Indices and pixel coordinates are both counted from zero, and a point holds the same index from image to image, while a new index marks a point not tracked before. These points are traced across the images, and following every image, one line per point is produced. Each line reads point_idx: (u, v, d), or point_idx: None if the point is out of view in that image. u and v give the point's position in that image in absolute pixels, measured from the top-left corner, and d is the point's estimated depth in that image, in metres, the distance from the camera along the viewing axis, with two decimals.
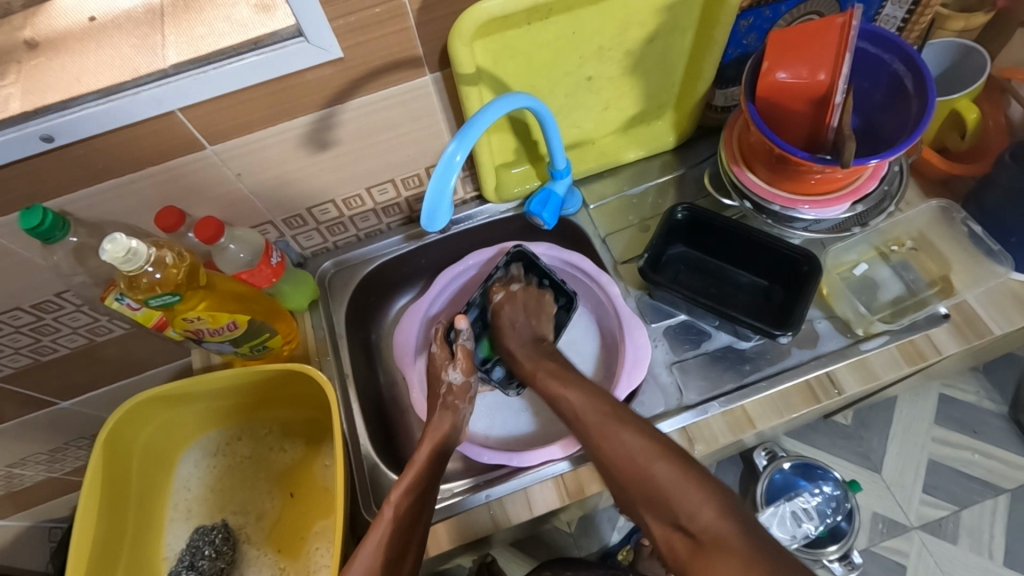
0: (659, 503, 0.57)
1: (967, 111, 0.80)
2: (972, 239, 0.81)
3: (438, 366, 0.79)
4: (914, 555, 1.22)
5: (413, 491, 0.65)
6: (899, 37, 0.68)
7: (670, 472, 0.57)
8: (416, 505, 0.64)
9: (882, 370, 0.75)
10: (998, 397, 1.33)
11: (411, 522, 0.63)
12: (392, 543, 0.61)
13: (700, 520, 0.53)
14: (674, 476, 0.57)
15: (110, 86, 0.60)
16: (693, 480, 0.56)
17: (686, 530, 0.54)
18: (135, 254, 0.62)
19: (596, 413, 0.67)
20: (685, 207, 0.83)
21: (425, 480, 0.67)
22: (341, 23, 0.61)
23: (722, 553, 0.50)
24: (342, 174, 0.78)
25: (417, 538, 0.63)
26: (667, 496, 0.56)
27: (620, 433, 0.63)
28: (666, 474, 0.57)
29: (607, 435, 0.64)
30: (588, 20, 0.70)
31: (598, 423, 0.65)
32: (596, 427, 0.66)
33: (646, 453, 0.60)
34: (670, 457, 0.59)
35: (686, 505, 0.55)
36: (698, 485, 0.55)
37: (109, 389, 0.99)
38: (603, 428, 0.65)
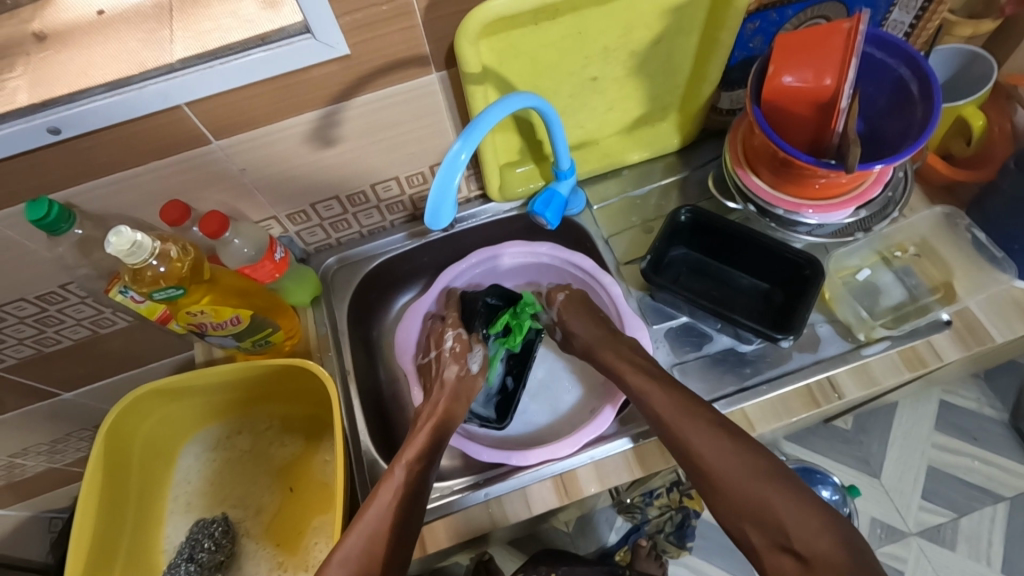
0: (768, 522, 0.60)
1: (973, 117, 0.80)
2: (975, 245, 0.80)
3: (466, 345, 0.80)
4: (912, 561, 1.22)
5: (423, 454, 0.69)
6: (905, 42, 0.68)
7: (785, 499, 0.61)
8: (421, 479, 0.68)
9: (882, 376, 0.75)
10: (999, 404, 1.33)
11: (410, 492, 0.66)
12: (387, 529, 0.63)
13: (812, 545, 0.58)
14: (783, 499, 0.61)
15: (117, 80, 0.60)
16: (809, 509, 0.60)
17: (794, 551, 0.58)
18: (140, 248, 0.62)
19: (696, 429, 0.65)
20: (688, 209, 0.83)
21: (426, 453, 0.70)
22: (347, 21, 0.61)
23: None
24: (347, 170, 0.78)
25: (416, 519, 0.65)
26: (781, 521, 0.60)
27: (725, 457, 0.63)
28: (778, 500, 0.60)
29: (701, 450, 0.65)
30: (593, 21, 0.70)
31: (693, 429, 0.66)
32: (694, 441, 0.65)
33: (759, 482, 0.62)
34: (781, 485, 0.61)
35: (801, 531, 0.58)
36: (803, 504, 0.60)
37: (112, 381, 1.00)
38: (700, 439, 0.65)
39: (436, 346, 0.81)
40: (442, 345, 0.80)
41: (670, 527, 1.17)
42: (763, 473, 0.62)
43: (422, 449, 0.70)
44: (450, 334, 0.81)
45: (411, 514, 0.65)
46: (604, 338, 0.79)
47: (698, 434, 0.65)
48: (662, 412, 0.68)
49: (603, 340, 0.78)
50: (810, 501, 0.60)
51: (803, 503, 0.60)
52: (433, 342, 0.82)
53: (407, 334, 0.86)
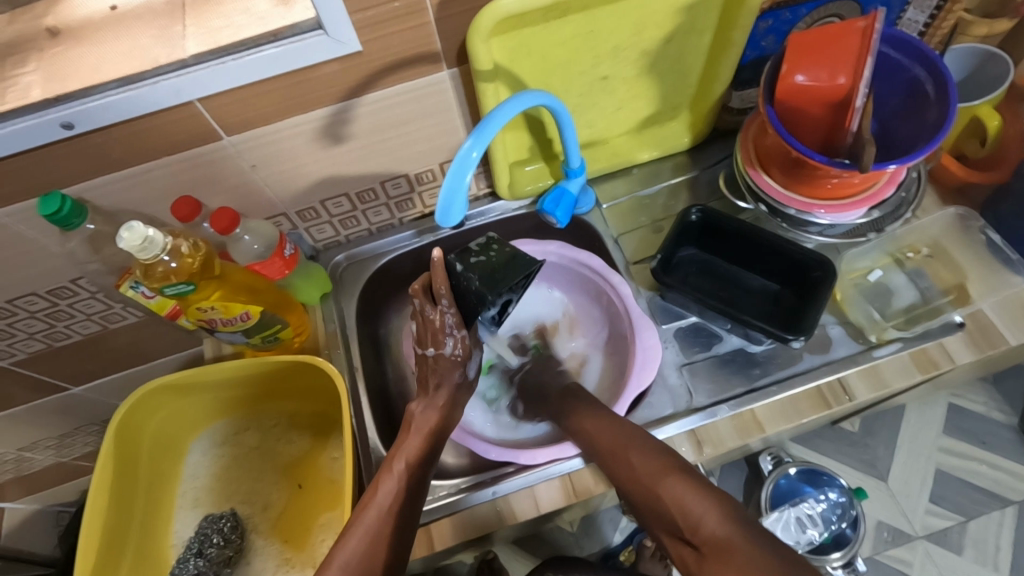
0: (664, 513, 0.57)
1: (988, 117, 0.78)
2: (989, 247, 0.80)
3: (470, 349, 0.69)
4: (918, 565, 1.21)
5: (425, 453, 0.67)
6: (920, 42, 0.68)
7: (676, 484, 0.58)
8: (420, 480, 0.66)
9: (893, 378, 0.74)
10: (1008, 408, 1.32)
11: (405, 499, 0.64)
12: (389, 530, 0.62)
13: (703, 530, 0.54)
14: (674, 487, 0.58)
15: (129, 76, 0.60)
16: (691, 487, 0.57)
17: (690, 540, 0.54)
18: (152, 243, 0.62)
19: (620, 440, 0.65)
20: (700, 209, 0.82)
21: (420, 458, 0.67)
22: (359, 17, 0.61)
23: (723, 559, 0.51)
24: (356, 168, 0.78)
25: (414, 519, 0.65)
26: (671, 509, 0.56)
27: (640, 458, 0.62)
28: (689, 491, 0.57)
29: (628, 459, 0.63)
30: (605, 19, 0.70)
31: (625, 437, 0.65)
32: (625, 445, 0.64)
33: (652, 469, 0.60)
34: (673, 470, 0.59)
35: (689, 516, 0.55)
36: (691, 489, 0.57)
37: (120, 376, 1.00)
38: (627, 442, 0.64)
39: (434, 344, 0.67)
40: (443, 346, 0.67)
41: None
42: (654, 462, 0.61)
43: (418, 453, 0.67)
44: (458, 336, 0.67)
45: (409, 518, 0.64)
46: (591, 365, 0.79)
47: (621, 442, 0.65)
48: (593, 437, 0.68)
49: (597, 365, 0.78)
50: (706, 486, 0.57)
51: (690, 489, 0.57)
52: (427, 338, 0.67)
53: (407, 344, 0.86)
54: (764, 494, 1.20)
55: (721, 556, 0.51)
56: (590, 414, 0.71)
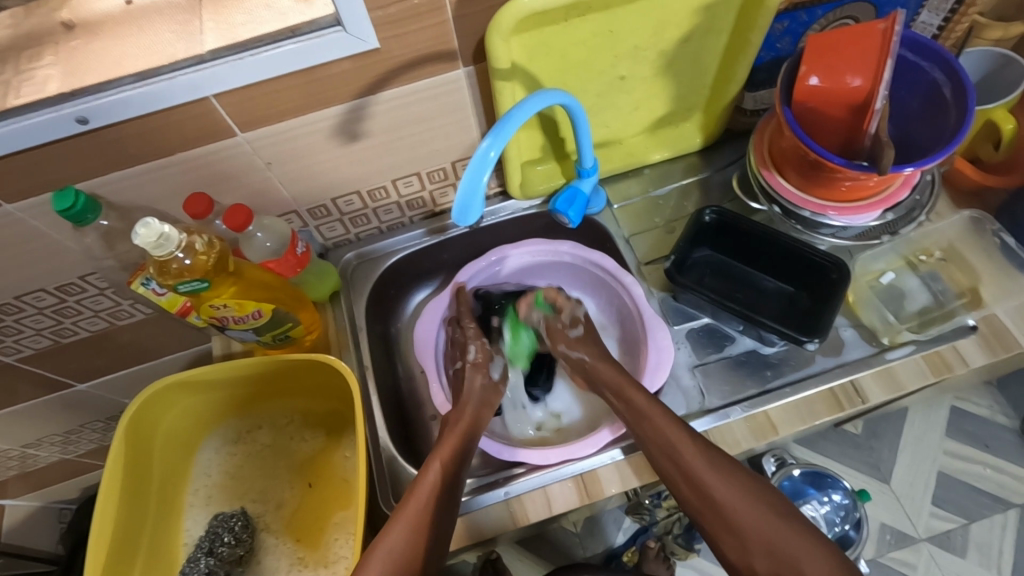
0: (779, 556, 0.60)
1: (1003, 121, 0.78)
2: (1005, 250, 0.79)
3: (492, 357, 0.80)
4: (922, 567, 1.21)
5: (456, 454, 0.68)
6: (940, 45, 0.67)
7: (794, 535, 0.61)
8: (456, 475, 0.67)
9: (907, 381, 0.74)
10: (1011, 412, 1.32)
11: (448, 494, 0.65)
12: (428, 516, 0.62)
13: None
14: (785, 532, 0.60)
15: (146, 71, 0.59)
16: (812, 542, 0.60)
17: None
18: (167, 240, 0.61)
19: (705, 461, 0.64)
20: (714, 210, 0.82)
21: (455, 452, 0.68)
22: (379, 14, 0.60)
23: None
24: (369, 166, 0.78)
25: (451, 506, 0.65)
26: (797, 559, 0.59)
27: (736, 490, 0.63)
28: (790, 539, 0.60)
29: (717, 486, 0.63)
30: (624, 18, 0.69)
31: (705, 462, 0.64)
32: (702, 471, 0.64)
33: (767, 518, 0.61)
34: (792, 520, 0.62)
35: (815, 566, 0.58)
36: (801, 536, 0.60)
37: (126, 373, 1.00)
38: (709, 470, 0.64)
39: (462, 354, 0.80)
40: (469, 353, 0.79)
41: (679, 530, 1.16)
42: (772, 507, 0.62)
43: (455, 450, 0.69)
44: (475, 342, 0.79)
45: (448, 507, 0.65)
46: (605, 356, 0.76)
47: (689, 460, 0.64)
48: (665, 443, 0.66)
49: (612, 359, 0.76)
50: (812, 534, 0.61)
51: (811, 542, 0.60)
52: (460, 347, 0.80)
53: (428, 330, 0.84)
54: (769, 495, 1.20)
55: None
56: (642, 394, 0.70)
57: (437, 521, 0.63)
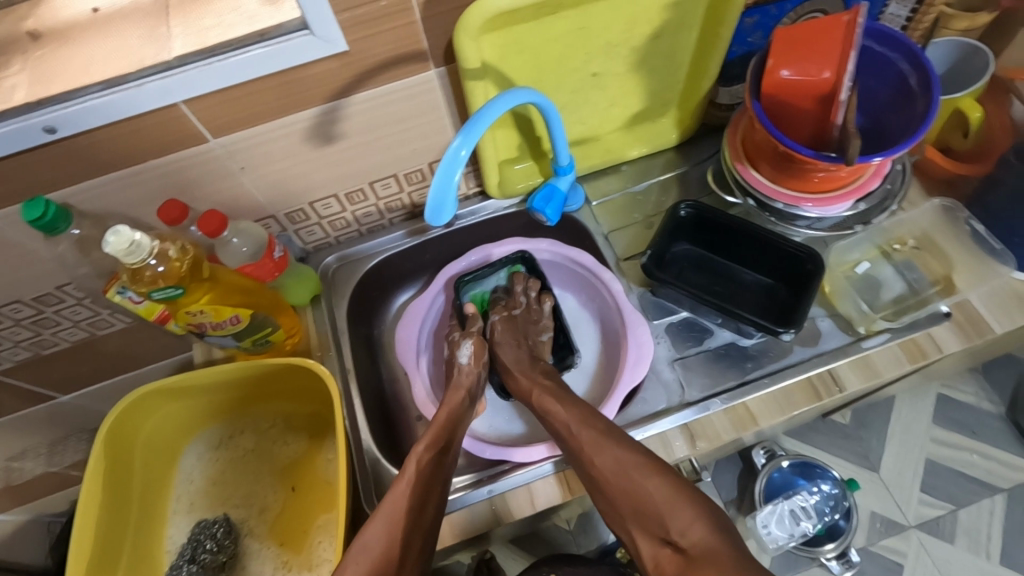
0: (648, 516, 0.56)
1: (970, 109, 0.78)
2: (974, 237, 0.81)
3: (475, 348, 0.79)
4: (912, 555, 1.22)
5: (435, 446, 0.66)
6: (906, 37, 0.68)
7: (663, 488, 0.57)
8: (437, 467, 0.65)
9: (885, 368, 0.75)
10: (996, 398, 1.34)
11: (430, 483, 0.63)
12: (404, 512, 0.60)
13: (688, 535, 0.53)
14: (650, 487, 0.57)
15: (113, 78, 0.59)
16: (678, 490, 0.56)
17: (673, 543, 0.54)
18: (139, 247, 0.61)
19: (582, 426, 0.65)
20: (689, 204, 0.83)
21: (443, 441, 0.67)
22: (346, 17, 0.60)
23: (709, 564, 0.50)
24: (346, 168, 0.78)
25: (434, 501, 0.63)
26: (659, 513, 0.56)
27: (604, 448, 0.62)
28: (656, 495, 0.57)
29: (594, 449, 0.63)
30: (593, 16, 0.70)
31: (589, 438, 0.64)
32: (589, 446, 0.63)
33: (636, 471, 0.59)
34: (661, 473, 0.58)
35: (676, 522, 0.54)
36: (668, 489, 0.56)
37: (109, 384, 0.99)
38: (595, 446, 0.63)
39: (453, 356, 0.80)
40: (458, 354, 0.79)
41: None
42: (633, 460, 0.60)
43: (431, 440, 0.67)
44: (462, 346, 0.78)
45: (426, 504, 0.62)
46: (523, 363, 0.77)
47: (588, 436, 0.64)
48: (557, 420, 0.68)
49: (529, 367, 0.76)
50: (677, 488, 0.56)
51: (682, 497, 0.56)
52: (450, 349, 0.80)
53: (410, 332, 0.85)
54: (759, 487, 1.21)
55: (708, 562, 0.50)
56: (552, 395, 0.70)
57: (418, 511, 0.61)
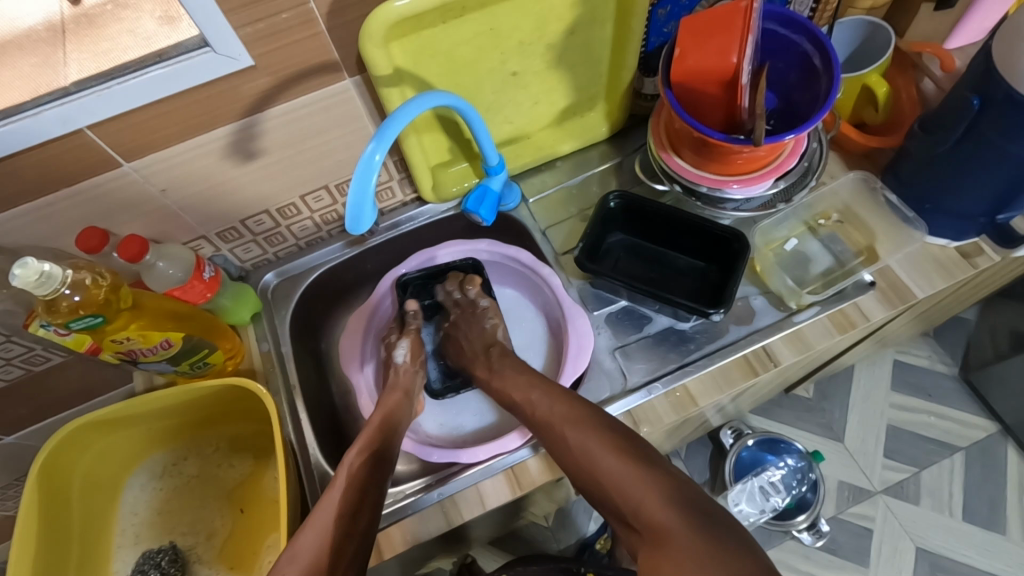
0: (616, 498, 0.55)
1: (877, 85, 0.81)
2: (890, 207, 0.82)
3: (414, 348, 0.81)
4: (880, 519, 1.26)
5: (366, 450, 0.67)
6: (806, 18, 0.70)
7: (624, 466, 0.56)
8: (375, 468, 0.66)
9: (815, 340, 0.77)
10: (949, 359, 1.38)
11: (365, 486, 0.63)
12: (345, 507, 0.60)
13: (647, 512, 0.52)
14: (621, 467, 0.56)
15: (10, 108, 0.58)
16: (639, 467, 0.56)
17: (635, 525, 0.53)
18: (50, 278, 0.60)
19: (564, 416, 0.64)
20: (618, 195, 0.84)
21: (376, 443, 0.68)
22: (247, 31, 0.60)
23: (665, 545, 0.48)
24: (274, 182, 0.78)
25: (377, 497, 0.64)
26: (621, 491, 0.55)
27: (585, 435, 0.61)
28: (621, 471, 0.56)
29: (570, 436, 0.62)
30: (501, 16, 0.71)
31: (565, 424, 0.63)
32: (562, 426, 0.64)
33: (603, 450, 0.58)
34: (622, 450, 0.58)
35: (636, 497, 0.53)
36: (633, 469, 0.55)
37: (57, 420, 0.97)
38: (569, 428, 0.63)
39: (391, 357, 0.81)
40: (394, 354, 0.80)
41: None
42: (600, 441, 0.59)
43: (369, 440, 0.69)
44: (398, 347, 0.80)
45: (367, 500, 0.62)
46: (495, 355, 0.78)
47: (562, 418, 0.64)
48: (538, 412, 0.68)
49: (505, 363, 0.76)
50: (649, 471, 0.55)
51: (647, 476, 0.54)
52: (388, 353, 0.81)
53: (354, 340, 0.85)
54: (727, 467, 1.24)
55: (668, 542, 0.48)
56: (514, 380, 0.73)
57: (359, 509, 0.61)
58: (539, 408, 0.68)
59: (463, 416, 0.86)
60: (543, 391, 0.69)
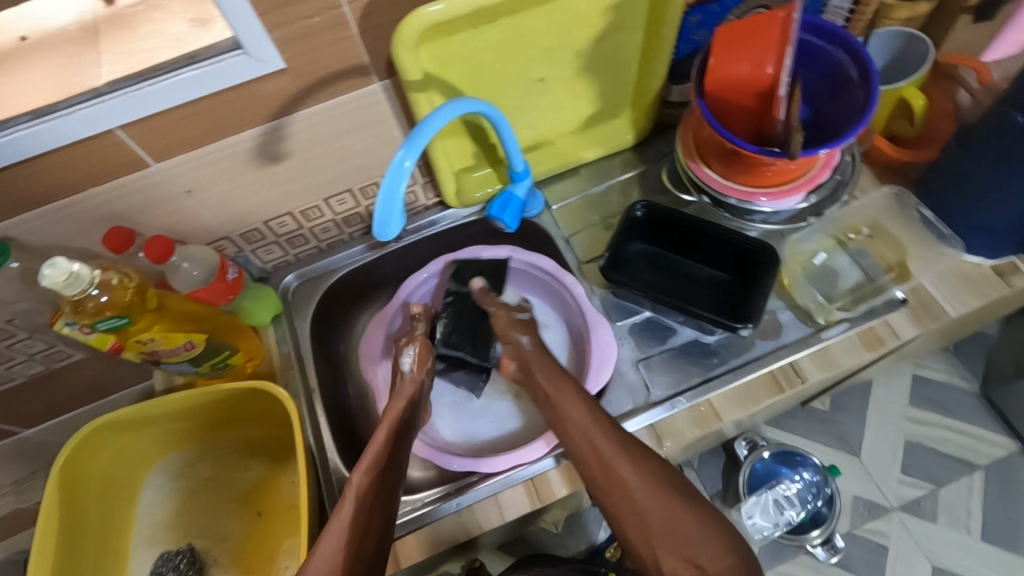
0: (681, 547, 0.56)
1: (913, 98, 0.80)
2: (925, 223, 0.81)
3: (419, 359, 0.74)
4: (895, 536, 1.24)
5: (374, 467, 0.64)
6: (842, 29, 0.69)
7: (694, 520, 0.57)
8: (383, 487, 0.63)
9: (843, 357, 0.76)
10: (969, 375, 1.36)
11: (372, 507, 0.61)
12: (353, 528, 0.59)
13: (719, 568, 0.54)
14: (690, 520, 0.57)
15: (43, 107, 0.58)
16: (705, 519, 0.57)
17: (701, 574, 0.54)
18: (78, 278, 0.60)
19: (615, 449, 0.61)
20: (644, 204, 0.83)
21: (385, 457, 0.65)
22: (279, 34, 0.59)
23: None
24: (297, 185, 0.77)
25: (386, 515, 0.62)
26: (691, 543, 0.55)
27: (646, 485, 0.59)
28: (691, 524, 0.56)
29: (626, 475, 0.59)
30: (532, 23, 0.70)
31: (616, 457, 0.60)
32: (614, 461, 0.60)
33: (668, 500, 0.58)
34: (689, 501, 0.58)
35: (707, 551, 0.55)
36: (701, 519, 0.57)
37: (74, 415, 0.97)
38: (621, 466, 0.60)
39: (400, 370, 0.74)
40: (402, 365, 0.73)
41: None
42: (664, 486, 0.59)
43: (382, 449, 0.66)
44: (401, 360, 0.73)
45: (374, 520, 0.61)
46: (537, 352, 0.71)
47: (611, 452, 0.61)
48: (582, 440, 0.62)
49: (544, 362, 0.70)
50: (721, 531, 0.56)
51: (713, 533, 0.56)
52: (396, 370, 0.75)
53: (376, 333, 0.85)
54: (742, 479, 1.22)
55: None
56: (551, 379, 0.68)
57: (367, 531, 0.60)
58: (583, 424, 0.63)
59: (478, 424, 0.85)
60: (586, 411, 0.64)
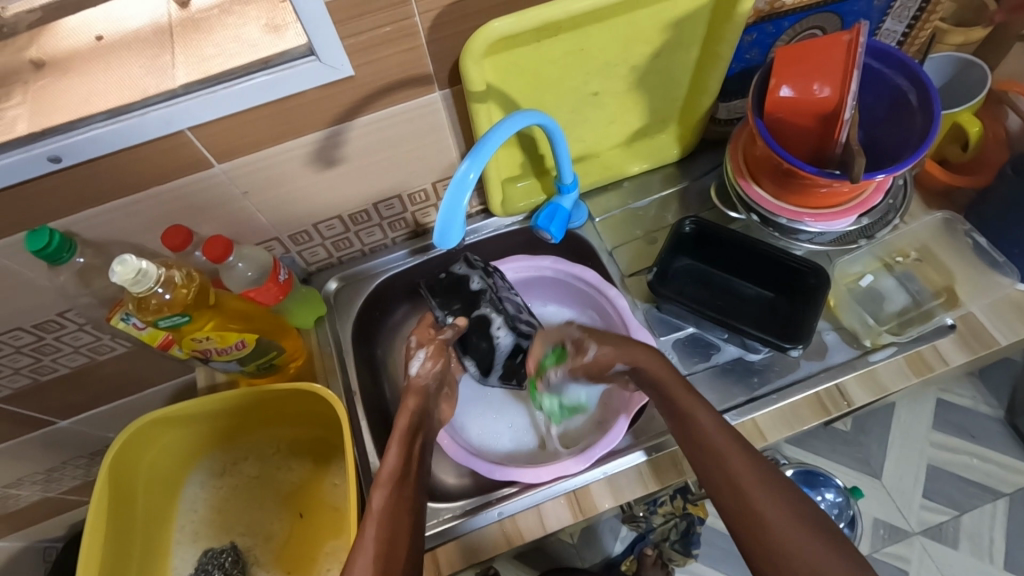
0: (794, 554, 0.54)
1: (968, 124, 0.81)
2: (976, 250, 0.81)
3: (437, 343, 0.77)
4: (917, 561, 1.22)
5: (391, 483, 0.61)
6: (903, 53, 0.69)
7: (806, 535, 0.55)
8: (401, 497, 0.61)
9: (890, 382, 0.75)
10: (995, 402, 1.34)
11: (398, 517, 0.59)
12: (387, 542, 0.57)
13: None
14: (803, 534, 0.55)
15: (119, 107, 0.59)
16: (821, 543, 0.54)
17: None
18: (145, 276, 0.61)
19: (738, 450, 0.59)
20: (692, 220, 0.83)
21: (404, 467, 0.63)
22: (350, 43, 0.60)
23: None
24: (349, 189, 0.78)
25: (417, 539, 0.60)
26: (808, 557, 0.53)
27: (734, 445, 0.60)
28: (802, 538, 0.55)
29: (741, 474, 0.58)
30: (594, 37, 0.70)
31: (732, 451, 0.59)
32: (731, 455, 0.59)
33: (783, 509, 0.56)
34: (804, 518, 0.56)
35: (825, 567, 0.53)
36: (812, 535, 0.55)
37: (109, 408, 0.98)
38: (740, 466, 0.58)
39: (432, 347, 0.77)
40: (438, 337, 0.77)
41: (676, 535, 1.15)
42: (781, 496, 0.57)
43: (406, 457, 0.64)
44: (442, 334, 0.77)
45: (397, 533, 0.58)
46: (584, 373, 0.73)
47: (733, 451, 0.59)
48: (705, 433, 0.61)
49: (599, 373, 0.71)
50: (804, 517, 0.56)
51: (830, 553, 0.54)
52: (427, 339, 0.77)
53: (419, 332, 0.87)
54: None
55: None
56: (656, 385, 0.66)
57: (397, 541, 0.58)
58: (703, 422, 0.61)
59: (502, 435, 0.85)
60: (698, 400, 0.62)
